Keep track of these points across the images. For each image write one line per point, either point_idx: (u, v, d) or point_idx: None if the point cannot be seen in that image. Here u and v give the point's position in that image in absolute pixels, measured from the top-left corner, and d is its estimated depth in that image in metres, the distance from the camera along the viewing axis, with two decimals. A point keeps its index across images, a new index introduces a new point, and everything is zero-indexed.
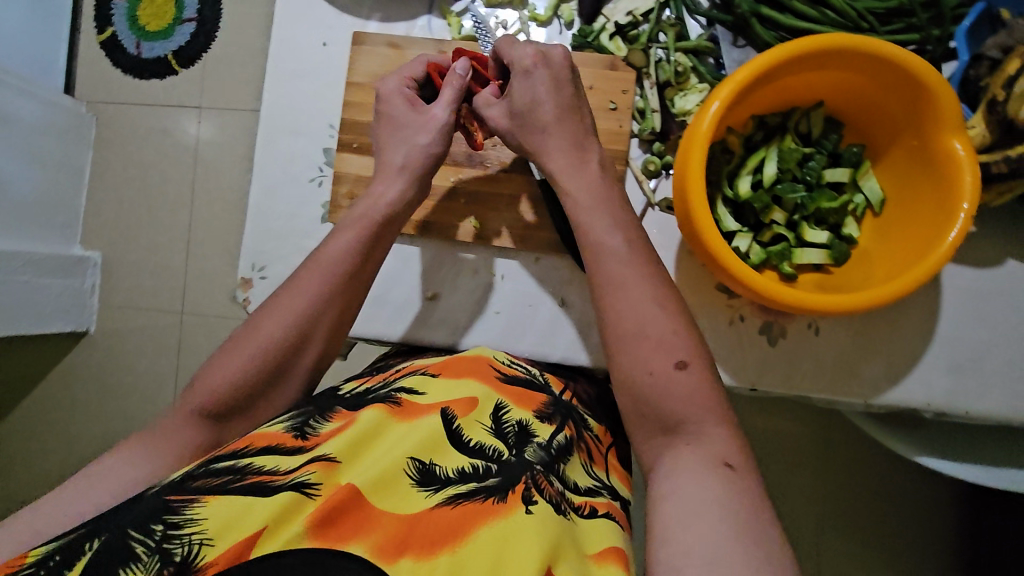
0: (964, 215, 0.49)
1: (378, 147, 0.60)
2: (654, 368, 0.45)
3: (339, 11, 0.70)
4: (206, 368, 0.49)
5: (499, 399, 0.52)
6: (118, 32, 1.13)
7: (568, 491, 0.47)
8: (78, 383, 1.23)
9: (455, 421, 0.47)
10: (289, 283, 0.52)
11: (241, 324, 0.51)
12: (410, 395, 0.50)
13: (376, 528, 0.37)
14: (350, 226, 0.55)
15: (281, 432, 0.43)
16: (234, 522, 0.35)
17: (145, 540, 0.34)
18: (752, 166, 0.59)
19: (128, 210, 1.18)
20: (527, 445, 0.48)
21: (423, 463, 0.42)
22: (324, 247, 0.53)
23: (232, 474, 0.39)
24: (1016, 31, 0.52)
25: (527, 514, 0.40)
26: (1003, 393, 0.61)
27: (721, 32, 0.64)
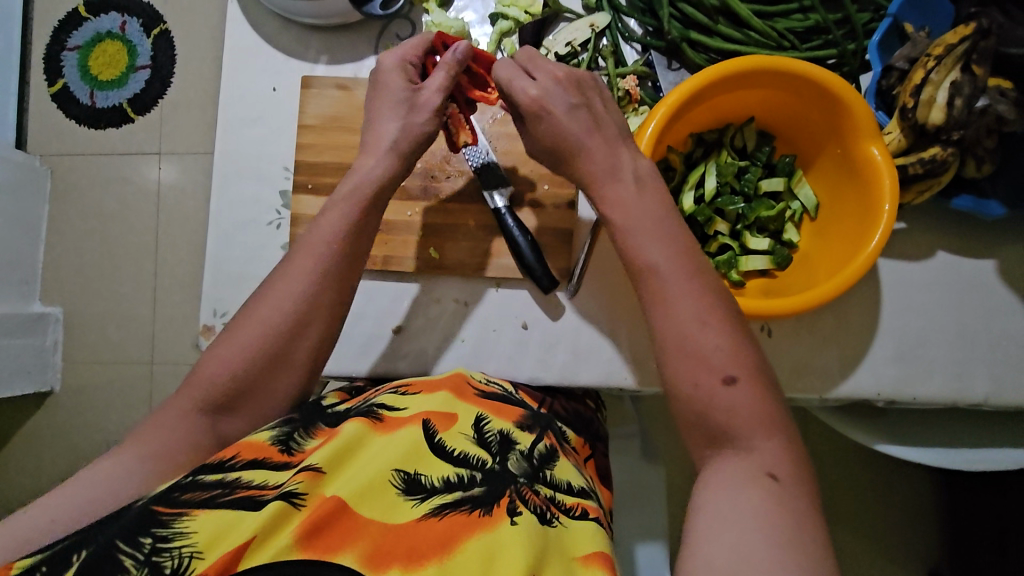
0: (887, 214, 0.52)
1: (369, 122, 0.59)
2: (699, 383, 0.45)
3: (286, 57, 0.72)
4: (202, 360, 0.51)
5: (479, 411, 0.55)
6: (69, 83, 1.11)
7: (557, 496, 0.49)
8: (43, 444, 1.19)
9: (437, 434, 0.49)
10: (281, 269, 0.53)
11: (240, 310, 0.53)
12: (389, 411, 0.52)
13: (362, 539, 0.39)
14: (340, 203, 0.55)
15: (267, 446, 0.45)
16: (224, 533, 0.36)
17: (134, 553, 0.35)
18: (694, 182, 0.62)
19: (90, 262, 1.16)
20: (510, 453, 0.50)
21: (409, 474, 0.44)
22: (313, 228, 0.54)
23: (221, 488, 0.40)
24: (919, 43, 0.56)
25: (513, 526, 0.41)
26: (947, 378, 0.64)
27: (656, 57, 0.67)
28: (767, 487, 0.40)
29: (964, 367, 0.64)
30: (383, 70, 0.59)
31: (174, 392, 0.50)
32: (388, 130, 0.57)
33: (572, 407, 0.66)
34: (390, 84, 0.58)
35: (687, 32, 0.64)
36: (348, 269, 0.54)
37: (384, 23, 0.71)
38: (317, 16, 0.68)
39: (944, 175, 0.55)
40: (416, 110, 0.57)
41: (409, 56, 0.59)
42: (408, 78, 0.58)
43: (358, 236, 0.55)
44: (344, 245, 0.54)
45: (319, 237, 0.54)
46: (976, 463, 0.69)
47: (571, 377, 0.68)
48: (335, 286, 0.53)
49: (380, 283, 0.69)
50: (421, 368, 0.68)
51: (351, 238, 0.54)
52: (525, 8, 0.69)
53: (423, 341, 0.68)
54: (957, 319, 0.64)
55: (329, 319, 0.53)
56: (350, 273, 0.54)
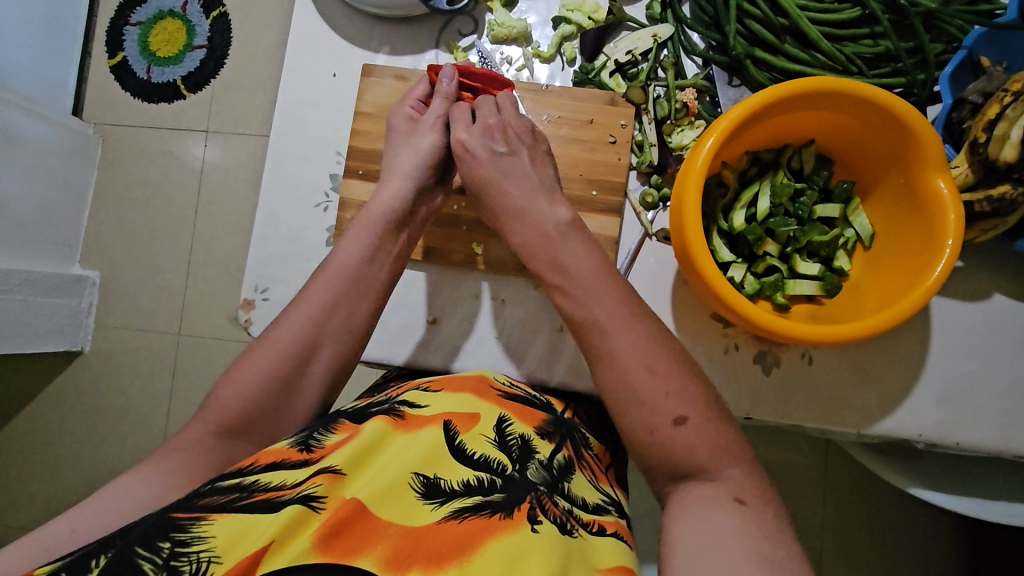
0: (949, 249, 0.51)
1: (386, 160, 0.64)
2: (655, 427, 0.44)
3: (349, 45, 0.73)
4: (218, 385, 0.51)
5: (502, 413, 0.54)
6: (129, 57, 1.15)
7: (575, 509, 0.48)
8: (68, 403, 1.22)
9: (458, 436, 0.49)
10: (298, 295, 0.55)
11: (253, 339, 0.53)
12: (411, 409, 0.52)
13: (382, 541, 0.39)
14: (361, 228, 0.58)
15: (287, 448, 0.45)
16: (242, 537, 0.36)
17: (152, 557, 0.35)
18: (746, 201, 0.61)
19: (130, 231, 1.19)
20: (530, 461, 0.50)
21: (428, 478, 0.44)
22: (334, 256, 0.57)
23: (239, 491, 0.39)
24: (995, 78, 0.55)
25: (533, 533, 0.41)
26: (993, 424, 0.62)
27: (717, 72, 0.67)
28: (735, 511, 0.40)
29: (1011, 415, 0.62)
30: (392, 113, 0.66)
31: (194, 414, 0.50)
32: (404, 160, 0.62)
33: (594, 416, 0.65)
34: (396, 127, 0.65)
35: (751, 49, 0.63)
36: (364, 292, 0.56)
37: (448, 18, 0.72)
38: (383, 7, 0.69)
39: (1012, 216, 0.54)
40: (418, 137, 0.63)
41: (415, 99, 0.67)
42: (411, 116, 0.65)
43: (377, 261, 0.58)
44: (363, 269, 0.56)
45: (340, 262, 0.56)
46: (1016, 519, 0.66)
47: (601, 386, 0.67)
48: (348, 306, 0.55)
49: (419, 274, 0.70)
50: (452, 363, 0.68)
51: (370, 258, 0.57)
52: (589, 14, 0.68)
53: (455, 337, 0.68)
54: (1009, 367, 0.62)
55: (340, 340, 0.54)
56: (366, 295, 0.56)
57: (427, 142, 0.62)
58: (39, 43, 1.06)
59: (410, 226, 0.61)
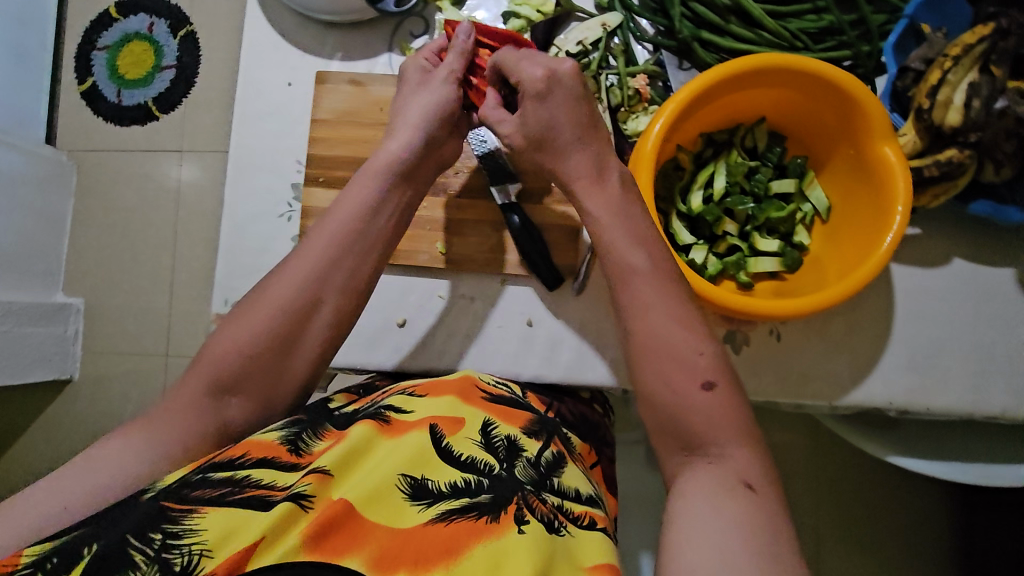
0: (900, 217, 0.51)
1: (393, 112, 0.61)
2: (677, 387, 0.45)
3: (303, 53, 0.73)
4: (213, 339, 0.49)
5: (486, 417, 0.54)
6: (98, 82, 1.14)
7: (565, 504, 0.48)
8: (59, 431, 1.21)
9: (444, 438, 0.48)
10: (299, 247, 0.52)
11: (249, 292, 0.51)
12: (399, 414, 0.51)
13: (369, 542, 0.39)
14: (367, 177, 0.55)
15: (277, 444, 0.45)
16: (235, 530, 0.37)
17: (145, 548, 0.35)
18: (702, 181, 0.61)
19: (111, 255, 1.19)
20: (517, 460, 0.50)
21: (416, 479, 0.44)
22: (339, 203, 0.54)
23: (231, 486, 0.40)
24: (936, 44, 0.55)
25: (519, 535, 0.41)
26: (962, 388, 0.62)
27: (666, 56, 0.67)
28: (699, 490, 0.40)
29: (979, 377, 0.62)
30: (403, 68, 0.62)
31: (188, 369, 0.49)
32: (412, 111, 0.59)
33: (579, 410, 0.65)
34: (408, 79, 0.61)
35: (698, 31, 0.64)
36: (370, 244, 0.54)
37: (399, 21, 0.72)
38: (336, 12, 0.70)
39: (962, 178, 0.54)
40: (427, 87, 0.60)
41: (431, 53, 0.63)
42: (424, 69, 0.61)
43: (384, 211, 0.55)
44: (368, 220, 0.54)
45: (342, 210, 0.54)
46: (991, 479, 0.67)
47: (576, 377, 0.67)
48: (351, 257, 0.52)
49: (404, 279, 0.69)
50: (427, 363, 0.68)
51: (374, 212, 0.55)
52: (537, 7, 0.69)
53: (430, 336, 0.68)
54: (974, 330, 0.63)
55: (342, 296, 0.52)
56: (372, 248, 0.54)
57: (439, 93, 0.59)
58: (11, 72, 1.05)
59: (418, 179, 0.59)
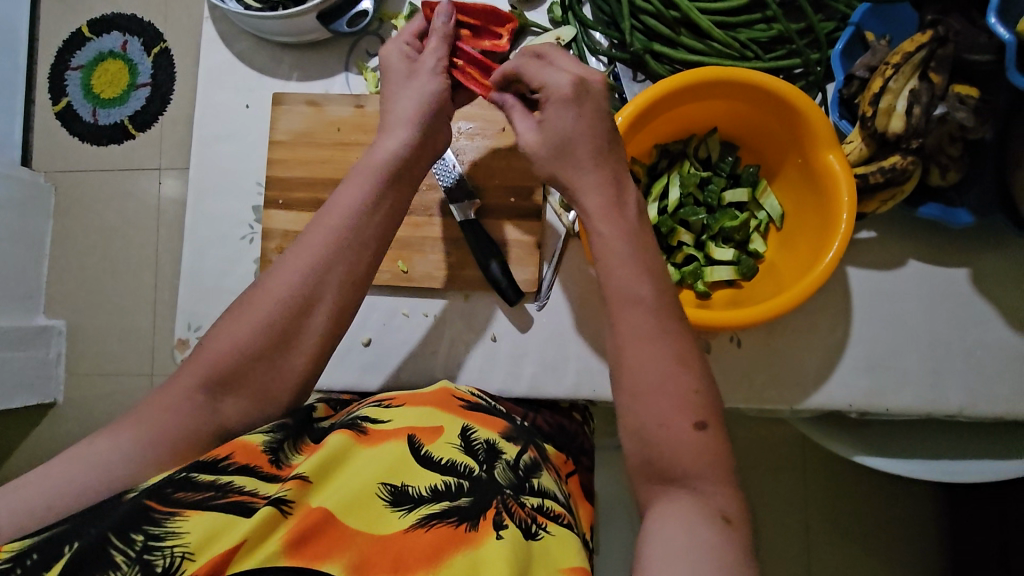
0: (845, 224, 0.52)
1: (384, 105, 0.58)
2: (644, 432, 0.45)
3: (260, 74, 0.73)
4: (209, 337, 0.48)
5: (465, 423, 0.54)
6: (73, 102, 1.13)
7: (545, 503, 0.49)
8: (44, 455, 1.21)
9: (423, 447, 0.49)
10: (296, 244, 0.51)
11: (246, 291, 0.50)
12: (374, 423, 0.52)
13: (348, 549, 0.40)
14: (362, 175, 0.53)
15: (262, 449, 0.45)
16: (217, 535, 0.37)
17: (125, 549, 0.36)
18: (657, 195, 0.62)
19: (90, 276, 1.18)
20: (497, 462, 0.50)
21: (396, 487, 0.45)
22: (332, 201, 0.53)
23: (214, 490, 0.40)
24: (879, 51, 0.56)
25: (498, 540, 0.41)
26: (921, 390, 0.63)
27: (621, 69, 0.67)
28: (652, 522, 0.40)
29: (940, 377, 0.63)
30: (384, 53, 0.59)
31: (180, 366, 0.48)
32: (405, 104, 0.56)
33: (555, 421, 0.65)
34: (390, 66, 0.59)
35: (650, 44, 0.64)
36: (366, 246, 0.52)
37: (355, 40, 0.72)
38: (287, 33, 0.69)
39: (907, 184, 0.55)
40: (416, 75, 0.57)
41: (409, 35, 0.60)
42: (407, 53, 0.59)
43: (378, 209, 0.53)
44: (362, 217, 0.52)
45: (337, 206, 0.52)
46: (952, 474, 0.66)
47: (542, 390, 0.67)
48: (350, 255, 0.51)
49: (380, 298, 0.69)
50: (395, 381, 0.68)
51: (370, 211, 0.52)
52: None
53: (396, 352, 0.69)
54: (932, 330, 0.63)
55: (339, 295, 0.50)
56: (370, 247, 0.52)
57: (427, 86, 0.57)
58: None
59: (415, 177, 0.56)
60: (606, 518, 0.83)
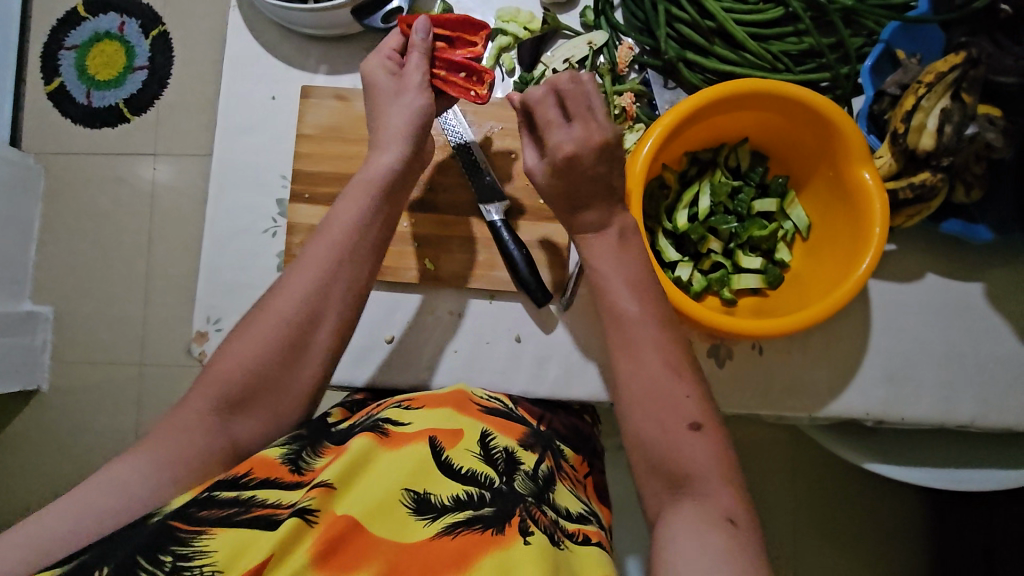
0: (877, 237, 0.53)
1: (371, 121, 0.57)
2: (668, 428, 0.46)
3: (287, 66, 0.72)
4: (216, 356, 0.48)
5: (483, 427, 0.53)
6: (66, 83, 1.10)
7: (561, 520, 0.48)
8: (29, 446, 1.17)
9: (444, 452, 0.47)
10: (298, 259, 0.51)
11: (252, 308, 0.50)
12: (394, 426, 0.49)
13: (376, 557, 0.39)
14: (354, 192, 0.53)
15: (278, 463, 0.44)
16: (243, 551, 0.36)
17: (155, 570, 0.35)
18: (687, 201, 0.63)
19: (82, 263, 1.15)
20: (516, 473, 0.49)
21: (419, 493, 0.43)
22: (330, 216, 0.53)
23: (237, 506, 0.39)
24: (910, 70, 0.57)
25: (526, 545, 0.41)
26: (934, 398, 0.65)
27: (653, 75, 0.68)
28: (723, 532, 0.41)
29: (952, 387, 0.65)
30: (366, 69, 0.58)
31: (189, 388, 0.48)
32: (396, 121, 0.55)
33: (571, 423, 0.66)
34: (377, 81, 0.57)
35: (683, 53, 0.65)
36: (364, 257, 0.52)
37: (384, 35, 0.72)
38: (318, 26, 0.69)
39: (935, 201, 0.57)
40: (404, 92, 0.56)
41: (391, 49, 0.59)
42: (390, 69, 0.57)
43: (373, 224, 0.53)
44: (361, 232, 0.52)
45: (337, 222, 0.52)
46: (960, 483, 0.69)
47: (565, 391, 0.68)
48: (353, 271, 0.51)
49: (399, 296, 0.69)
50: (416, 379, 0.68)
51: (368, 225, 0.53)
52: (525, 24, 0.69)
53: (418, 350, 0.68)
54: (945, 340, 0.65)
55: (341, 308, 0.51)
56: (367, 259, 0.52)
57: (416, 102, 0.56)
58: None
59: (405, 194, 0.57)
60: (615, 518, 0.84)
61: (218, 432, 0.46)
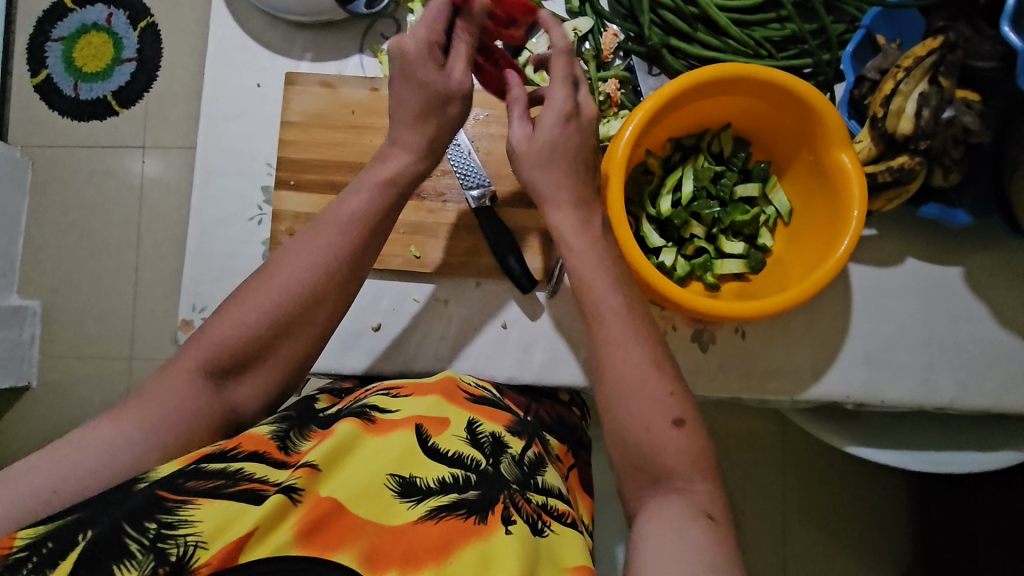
0: (856, 221, 0.54)
1: None
2: (652, 426, 0.48)
3: (271, 53, 0.72)
4: (212, 319, 0.49)
5: (470, 415, 0.53)
6: (53, 75, 1.09)
7: (548, 502, 0.48)
8: (16, 441, 1.16)
9: (430, 438, 0.47)
10: (300, 237, 0.52)
11: (253, 273, 0.52)
12: (382, 413, 0.49)
13: (359, 539, 0.38)
14: (362, 190, 0.54)
15: (268, 439, 0.44)
16: (229, 523, 0.36)
17: (139, 537, 0.34)
18: (671, 186, 0.63)
19: (70, 256, 1.15)
20: (503, 457, 0.49)
21: (404, 477, 0.43)
22: (336, 206, 0.54)
23: (224, 478, 0.39)
24: (890, 54, 0.57)
25: (506, 535, 0.41)
26: (914, 381, 0.66)
27: (637, 62, 0.68)
28: (704, 524, 0.43)
29: (931, 370, 0.66)
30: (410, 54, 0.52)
31: (182, 345, 0.48)
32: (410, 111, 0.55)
33: (556, 413, 0.66)
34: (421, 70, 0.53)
35: (667, 39, 0.65)
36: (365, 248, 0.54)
37: (369, 23, 0.72)
38: (303, 13, 0.69)
39: (912, 184, 0.57)
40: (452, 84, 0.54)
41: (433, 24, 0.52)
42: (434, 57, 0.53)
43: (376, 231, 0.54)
44: (363, 224, 0.53)
45: (340, 212, 0.53)
46: (940, 464, 0.70)
47: (551, 377, 0.68)
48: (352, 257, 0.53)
49: (385, 283, 0.69)
50: (402, 366, 0.68)
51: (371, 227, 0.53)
52: None
53: (404, 337, 0.68)
54: (925, 324, 0.66)
55: (337, 293, 0.52)
56: (367, 249, 0.54)
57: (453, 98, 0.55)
58: None
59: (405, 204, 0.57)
60: (602, 505, 0.85)
61: (212, 407, 0.46)
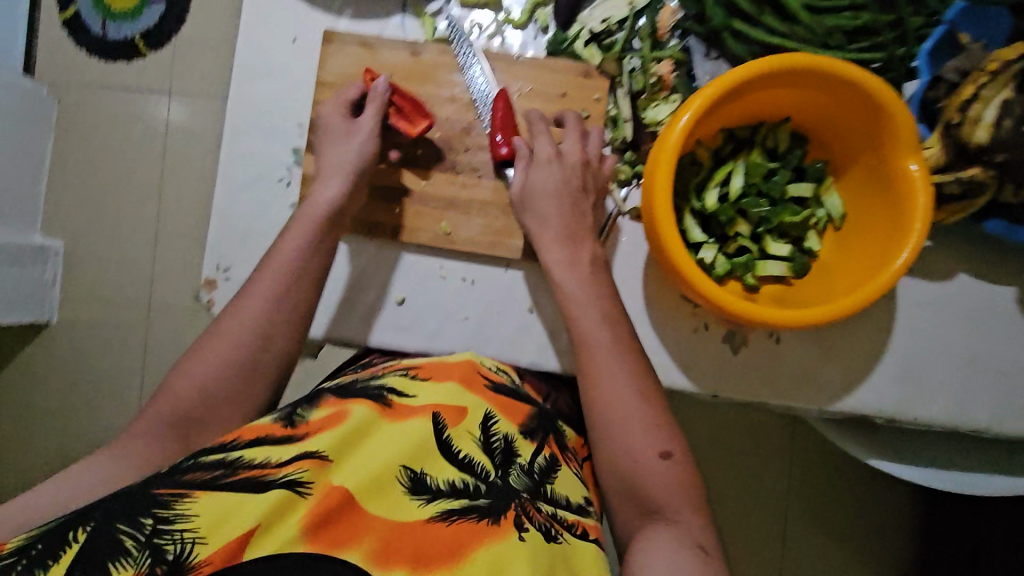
0: (917, 233, 0.50)
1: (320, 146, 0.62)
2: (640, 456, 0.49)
3: (308, 6, 0.69)
4: (201, 339, 0.53)
5: (487, 409, 0.51)
6: (81, 12, 1.07)
7: (559, 512, 0.47)
8: (35, 377, 1.18)
9: (445, 431, 0.46)
10: (262, 266, 0.56)
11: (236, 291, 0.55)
12: (399, 397, 0.49)
13: (366, 536, 0.38)
14: (299, 223, 0.57)
15: (268, 423, 0.43)
16: (226, 519, 0.35)
17: (135, 533, 0.34)
18: (719, 179, 0.60)
19: (93, 200, 1.14)
20: (512, 467, 0.47)
21: (416, 473, 0.42)
22: (280, 241, 0.57)
23: (223, 468, 0.38)
24: (975, 55, 0.53)
25: (520, 541, 0.40)
26: (949, 401, 0.63)
27: (693, 43, 0.64)
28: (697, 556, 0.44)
29: (968, 391, 0.63)
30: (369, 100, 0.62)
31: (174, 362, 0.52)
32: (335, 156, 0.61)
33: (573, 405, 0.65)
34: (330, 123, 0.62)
35: (730, 21, 0.60)
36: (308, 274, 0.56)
37: None
38: None
39: (981, 199, 0.54)
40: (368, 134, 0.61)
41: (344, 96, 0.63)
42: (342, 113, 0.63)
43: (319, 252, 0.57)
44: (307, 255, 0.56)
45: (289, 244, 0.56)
46: (965, 484, 0.69)
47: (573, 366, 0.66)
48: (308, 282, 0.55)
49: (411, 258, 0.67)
50: (422, 343, 0.67)
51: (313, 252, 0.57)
52: None
53: (427, 313, 0.67)
54: (968, 344, 0.63)
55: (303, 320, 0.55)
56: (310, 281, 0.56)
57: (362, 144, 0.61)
58: None
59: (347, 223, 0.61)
60: None
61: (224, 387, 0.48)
